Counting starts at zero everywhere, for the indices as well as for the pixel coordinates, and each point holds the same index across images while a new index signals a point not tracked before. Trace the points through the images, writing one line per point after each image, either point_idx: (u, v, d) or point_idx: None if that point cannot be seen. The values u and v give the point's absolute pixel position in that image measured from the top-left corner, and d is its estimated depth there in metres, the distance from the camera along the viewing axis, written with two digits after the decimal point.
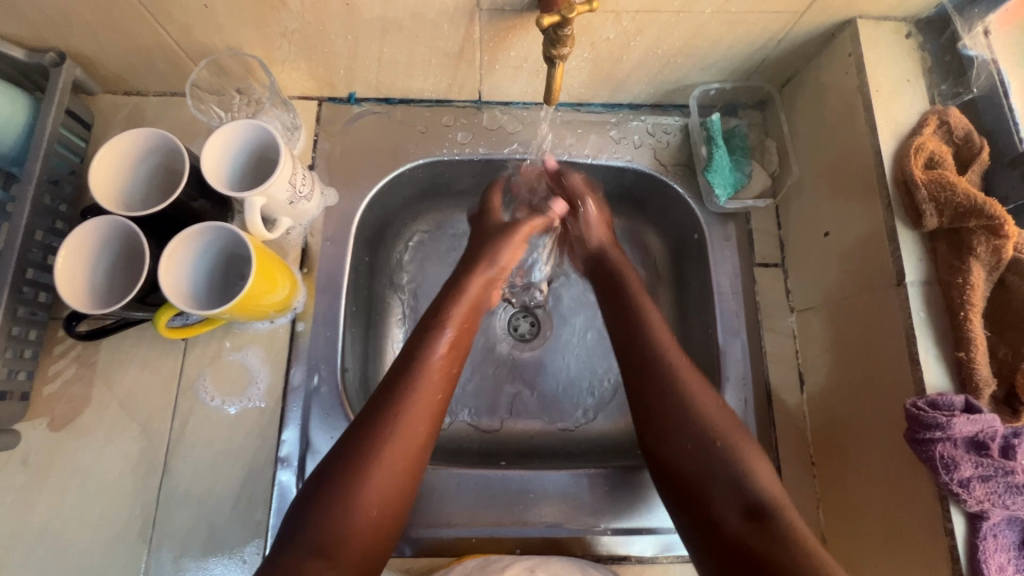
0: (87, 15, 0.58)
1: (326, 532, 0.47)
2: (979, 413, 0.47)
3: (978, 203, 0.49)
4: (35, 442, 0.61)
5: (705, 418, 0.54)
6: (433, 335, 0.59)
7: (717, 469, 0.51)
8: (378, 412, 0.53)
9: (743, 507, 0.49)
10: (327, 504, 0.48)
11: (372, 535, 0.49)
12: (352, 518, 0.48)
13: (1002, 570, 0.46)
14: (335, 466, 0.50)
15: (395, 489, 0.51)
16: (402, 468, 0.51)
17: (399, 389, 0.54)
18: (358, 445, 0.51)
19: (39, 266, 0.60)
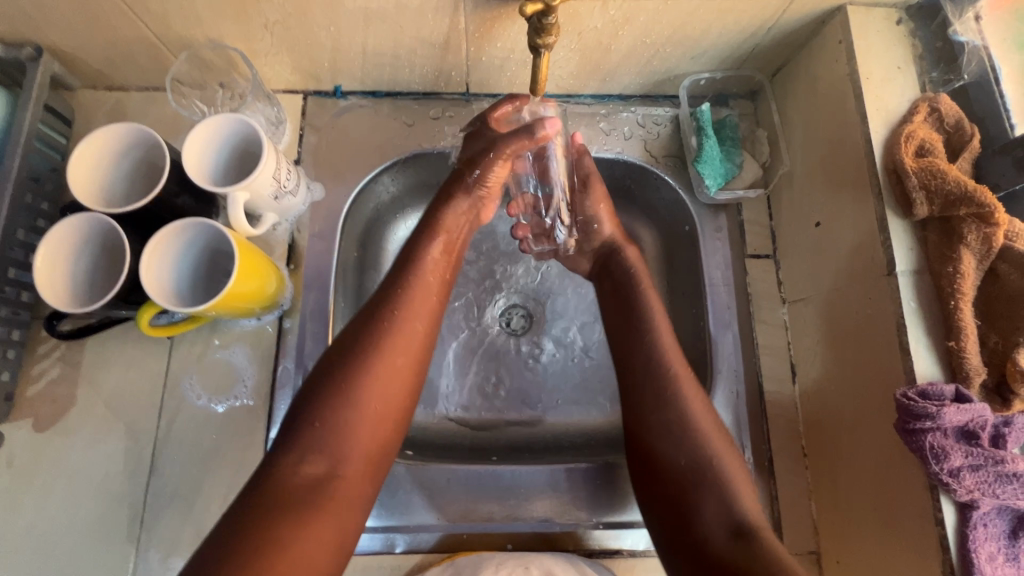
0: (64, 8, 0.57)
1: (328, 429, 0.48)
2: (969, 403, 0.47)
3: (968, 190, 0.49)
4: (20, 443, 0.61)
5: (702, 440, 0.53)
6: (426, 242, 0.59)
7: (703, 490, 0.51)
8: (377, 313, 0.53)
9: (730, 527, 0.48)
10: (326, 401, 0.48)
11: (378, 429, 0.50)
12: (353, 416, 0.48)
13: (991, 559, 0.46)
14: (335, 364, 0.50)
15: (395, 390, 0.51)
16: (401, 366, 0.52)
17: (397, 288, 0.55)
18: (356, 343, 0.51)
19: (20, 265, 0.59)
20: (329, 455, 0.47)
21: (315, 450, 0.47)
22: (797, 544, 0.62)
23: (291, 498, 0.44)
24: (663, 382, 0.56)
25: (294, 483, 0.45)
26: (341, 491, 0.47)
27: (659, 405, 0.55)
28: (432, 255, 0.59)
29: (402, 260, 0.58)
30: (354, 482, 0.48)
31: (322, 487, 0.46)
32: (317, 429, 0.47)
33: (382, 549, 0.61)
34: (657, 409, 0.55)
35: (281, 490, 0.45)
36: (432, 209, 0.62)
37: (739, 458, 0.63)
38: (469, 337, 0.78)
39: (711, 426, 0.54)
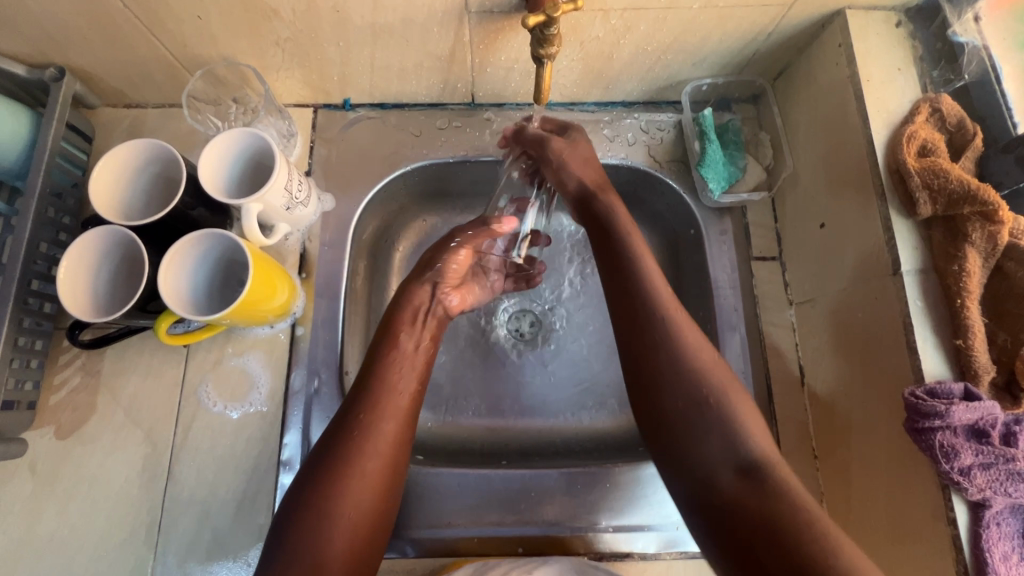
0: (86, 30, 0.59)
1: (303, 547, 0.45)
2: (978, 401, 0.47)
3: (971, 189, 0.49)
4: (43, 450, 0.62)
5: (699, 375, 0.49)
6: (390, 345, 0.58)
7: (702, 430, 0.48)
8: (348, 423, 0.52)
9: (736, 466, 0.45)
10: (299, 519, 0.46)
11: (356, 543, 0.48)
12: (329, 530, 0.47)
13: (1005, 559, 0.45)
14: (307, 477, 0.49)
15: (372, 498, 0.50)
16: (377, 470, 0.50)
17: (365, 396, 0.53)
18: (326, 459, 0.49)
19: (44, 277, 0.61)
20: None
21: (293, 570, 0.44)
22: None
23: None
24: (656, 317, 0.52)
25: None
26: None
27: (660, 341, 0.51)
28: (398, 357, 0.57)
29: (372, 361, 0.57)
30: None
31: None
32: (291, 550, 0.45)
33: (392, 554, 0.62)
34: (651, 350, 0.51)
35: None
36: (395, 312, 0.62)
37: None
38: (479, 341, 0.79)
39: (716, 371, 0.50)
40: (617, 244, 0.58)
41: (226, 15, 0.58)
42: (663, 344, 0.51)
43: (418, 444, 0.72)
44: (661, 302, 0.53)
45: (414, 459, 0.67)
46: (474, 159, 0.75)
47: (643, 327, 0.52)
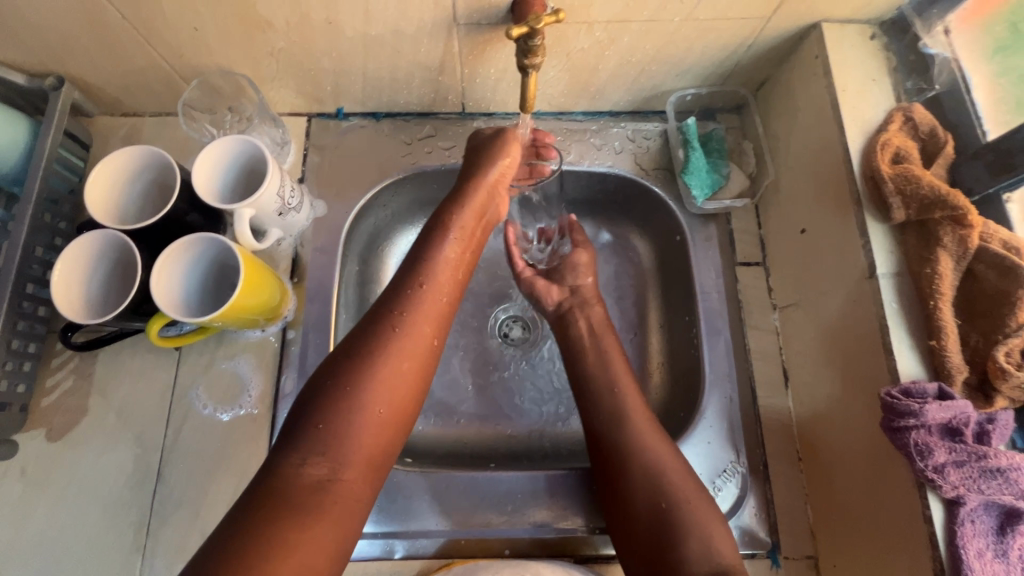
0: (85, 41, 0.61)
1: (331, 429, 0.48)
2: (951, 400, 0.48)
3: (941, 194, 0.51)
4: (34, 452, 0.63)
5: (670, 479, 0.55)
6: (436, 243, 0.60)
7: (678, 533, 0.52)
8: (385, 318, 0.54)
9: (710, 570, 0.49)
10: (331, 404, 0.48)
11: (381, 432, 0.50)
12: (357, 420, 0.49)
13: (980, 555, 0.46)
14: (339, 367, 0.51)
15: (402, 397, 0.51)
16: (410, 370, 0.52)
17: (404, 296, 0.56)
18: (360, 348, 0.52)
19: (39, 281, 0.63)
20: (332, 458, 0.47)
21: (317, 452, 0.47)
22: (795, 548, 0.62)
23: (293, 503, 0.44)
24: (627, 418, 0.60)
25: (296, 485, 0.45)
26: (342, 494, 0.46)
27: (630, 443, 0.58)
28: (444, 259, 0.59)
29: (414, 264, 0.58)
30: (355, 487, 0.48)
31: (322, 490, 0.46)
32: (321, 432, 0.47)
33: (380, 555, 0.62)
34: (621, 466, 0.57)
35: (284, 487, 0.45)
36: (443, 206, 0.63)
37: (734, 463, 0.64)
38: (470, 345, 0.80)
39: (683, 480, 0.55)
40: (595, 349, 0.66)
41: (222, 26, 0.60)
42: (633, 456, 0.57)
43: (409, 448, 0.72)
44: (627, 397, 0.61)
45: (403, 462, 0.68)
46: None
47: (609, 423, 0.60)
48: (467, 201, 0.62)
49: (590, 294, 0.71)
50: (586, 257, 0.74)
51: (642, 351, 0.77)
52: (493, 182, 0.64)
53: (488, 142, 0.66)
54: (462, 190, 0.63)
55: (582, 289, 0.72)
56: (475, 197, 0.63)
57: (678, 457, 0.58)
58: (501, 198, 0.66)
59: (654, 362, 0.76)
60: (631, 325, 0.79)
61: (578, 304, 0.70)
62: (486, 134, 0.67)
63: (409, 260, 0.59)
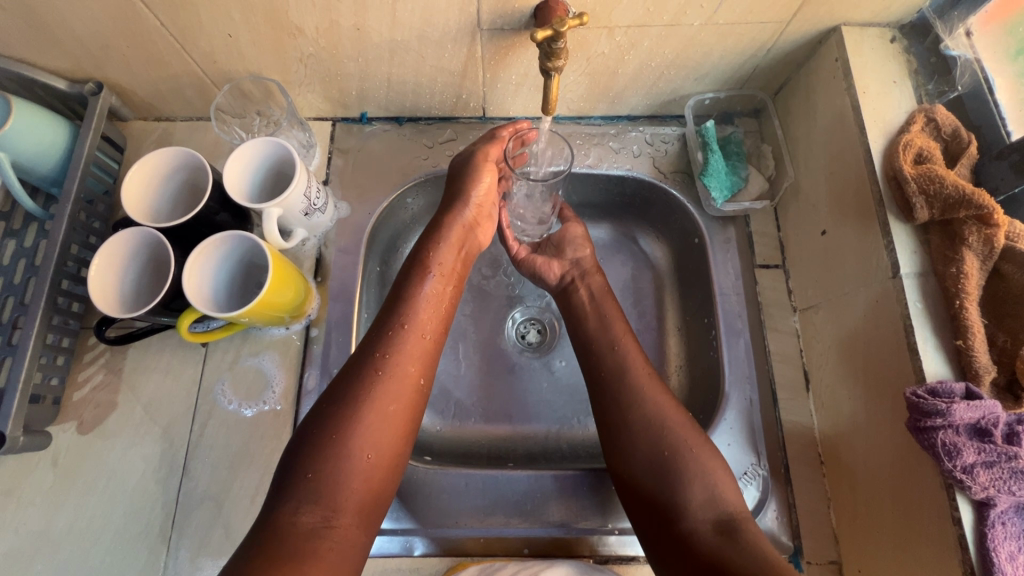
0: (124, 47, 0.64)
1: (322, 478, 0.49)
2: (979, 400, 0.47)
3: (966, 194, 0.50)
4: (65, 444, 0.65)
5: (671, 430, 0.56)
6: (417, 282, 0.62)
7: (681, 482, 0.54)
8: (369, 360, 0.55)
9: (714, 522, 0.51)
10: (319, 450, 0.50)
11: (372, 474, 0.51)
12: (346, 466, 0.50)
13: (1013, 559, 0.45)
14: (326, 411, 0.52)
15: (389, 438, 0.53)
16: (396, 410, 0.53)
17: (387, 336, 0.57)
18: (347, 393, 0.53)
19: (73, 277, 0.65)
20: (325, 506, 0.48)
21: (310, 501, 0.48)
22: (819, 553, 0.61)
23: (289, 552, 0.45)
24: (626, 381, 0.60)
25: (290, 534, 0.46)
26: (337, 542, 0.47)
27: (631, 405, 0.59)
28: (426, 297, 0.61)
29: (397, 303, 0.60)
30: (349, 533, 0.48)
31: (318, 536, 0.46)
32: (311, 480, 0.48)
33: (399, 552, 0.62)
34: (622, 420, 0.58)
35: (278, 537, 0.45)
36: (425, 243, 0.65)
37: (755, 465, 0.64)
38: (489, 346, 0.81)
39: (687, 429, 0.57)
40: (605, 330, 0.65)
41: (255, 33, 0.62)
42: (635, 408, 0.58)
43: (427, 447, 0.73)
44: (638, 371, 0.61)
45: (422, 459, 0.69)
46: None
47: (607, 392, 0.61)
48: (444, 240, 0.65)
49: (589, 264, 0.72)
50: (581, 231, 0.75)
51: (660, 353, 0.77)
52: (472, 215, 0.68)
53: (462, 169, 0.68)
54: (439, 228, 0.66)
55: (582, 260, 0.72)
56: (451, 233, 0.66)
57: (700, 435, 0.57)
58: (480, 234, 0.69)
59: (672, 365, 0.76)
60: (650, 327, 0.79)
61: (579, 275, 0.71)
62: (461, 159, 0.69)
63: (392, 298, 0.61)
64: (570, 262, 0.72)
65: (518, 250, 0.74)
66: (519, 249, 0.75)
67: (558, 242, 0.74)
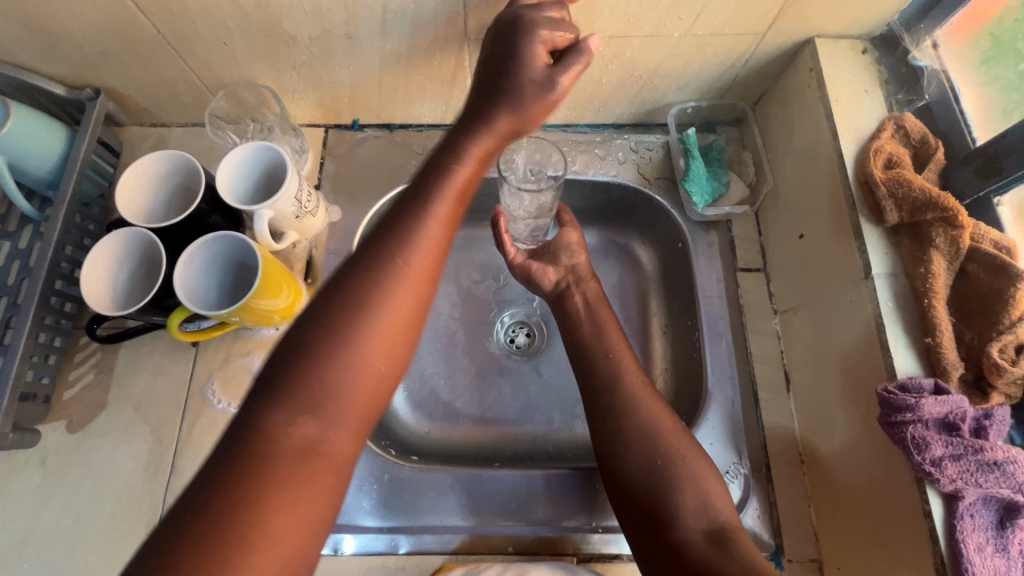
0: (123, 55, 0.66)
1: (322, 384, 0.43)
2: (947, 395, 0.48)
3: (932, 196, 0.53)
4: (54, 443, 0.65)
5: (665, 438, 0.57)
6: (439, 181, 0.54)
7: (672, 489, 0.55)
8: (376, 261, 0.49)
9: (706, 531, 0.52)
10: (321, 358, 0.44)
11: (374, 387, 0.46)
12: (348, 376, 0.44)
13: (980, 550, 0.46)
14: (325, 315, 0.45)
15: (394, 346, 0.47)
16: (401, 318, 0.48)
17: (399, 239, 0.50)
18: (350, 295, 0.46)
19: (66, 278, 0.66)
20: (321, 417, 0.43)
21: (305, 410, 0.42)
22: (799, 551, 0.62)
23: (278, 464, 0.40)
24: (616, 386, 0.62)
25: (280, 446, 0.40)
26: (332, 454, 0.43)
27: (624, 410, 0.60)
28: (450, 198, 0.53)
29: (403, 209, 0.52)
30: (345, 449, 0.44)
31: (311, 450, 0.41)
32: (313, 389, 0.43)
33: (384, 549, 0.63)
34: (616, 426, 0.59)
35: (266, 451, 0.40)
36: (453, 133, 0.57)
37: (736, 464, 0.65)
38: (477, 349, 0.82)
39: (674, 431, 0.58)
40: (596, 340, 0.66)
41: (250, 43, 0.64)
42: (629, 414, 0.59)
43: (415, 447, 0.75)
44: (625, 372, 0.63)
45: (409, 459, 0.70)
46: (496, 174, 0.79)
47: (597, 395, 0.62)
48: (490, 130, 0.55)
49: (585, 271, 0.73)
50: (576, 235, 0.75)
51: (645, 355, 0.79)
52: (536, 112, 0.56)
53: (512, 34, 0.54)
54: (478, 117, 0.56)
55: (576, 267, 0.73)
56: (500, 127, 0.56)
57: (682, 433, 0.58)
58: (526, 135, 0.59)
59: (657, 367, 0.78)
60: (636, 330, 0.80)
61: (574, 281, 0.72)
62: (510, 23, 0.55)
63: (409, 195, 0.53)
64: (565, 269, 0.73)
65: (516, 255, 0.74)
66: (516, 254, 0.74)
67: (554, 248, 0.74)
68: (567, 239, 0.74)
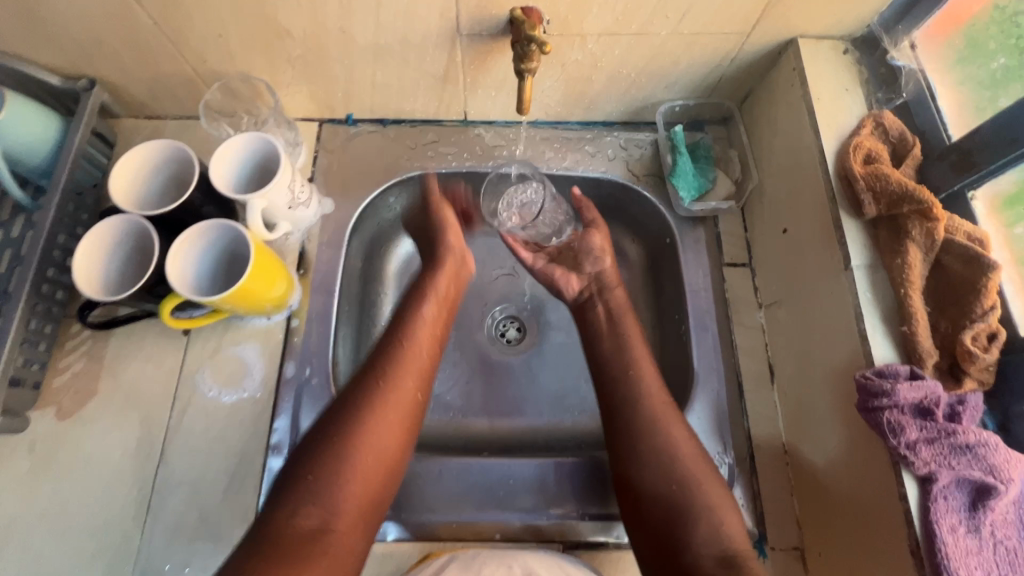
0: (118, 45, 0.66)
1: (320, 480, 0.53)
2: (922, 381, 0.50)
3: (908, 190, 0.54)
4: (43, 430, 0.65)
5: (682, 464, 0.58)
6: (414, 308, 0.67)
7: (687, 517, 0.55)
8: (369, 373, 0.60)
9: (718, 555, 0.53)
10: (323, 458, 0.54)
11: (368, 481, 0.55)
12: (345, 472, 0.54)
13: (953, 532, 0.46)
14: (326, 424, 0.56)
15: (385, 444, 0.57)
16: (398, 418, 0.58)
17: (385, 356, 0.61)
18: (346, 402, 0.58)
19: (58, 266, 0.67)
20: (323, 509, 0.52)
21: (306, 504, 0.52)
22: (782, 539, 0.63)
23: (285, 550, 0.49)
24: (634, 405, 0.62)
25: (287, 536, 0.50)
26: (332, 546, 0.51)
27: (640, 430, 0.61)
28: (421, 319, 0.66)
29: (388, 333, 0.64)
30: (347, 540, 0.52)
31: (313, 541, 0.50)
32: (309, 484, 0.52)
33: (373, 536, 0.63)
34: (632, 448, 0.60)
35: (276, 538, 0.49)
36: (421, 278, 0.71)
37: (721, 454, 0.66)
38: (468, 343, 0.83)
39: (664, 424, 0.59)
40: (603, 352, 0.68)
41: (245, 34, 0.65)
42: (644, 434, 0.60)
43: None
44: (622, 368, 0.66)
45: None
46: (515, 173, 0.78)
47: (610, 410, 0.64)
48: (438, 272, 0.71)
49: (610, 278, 0.74)
50: (600, 238, 0.75)
51: None
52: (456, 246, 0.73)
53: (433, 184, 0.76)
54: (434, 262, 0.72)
55: (601, 275, 0.74)
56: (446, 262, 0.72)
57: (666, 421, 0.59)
58: (468, 268, 0.75)
59: None
60: None
61: (597, 291, 0.73)
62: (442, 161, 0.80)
63: (393, 326, 0.66)
64: (588, 277, 0.75)
65: (531, 259, 0.77)
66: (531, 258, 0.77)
67: (576, 254, 0.76)
68: (590, 240, 0.75)
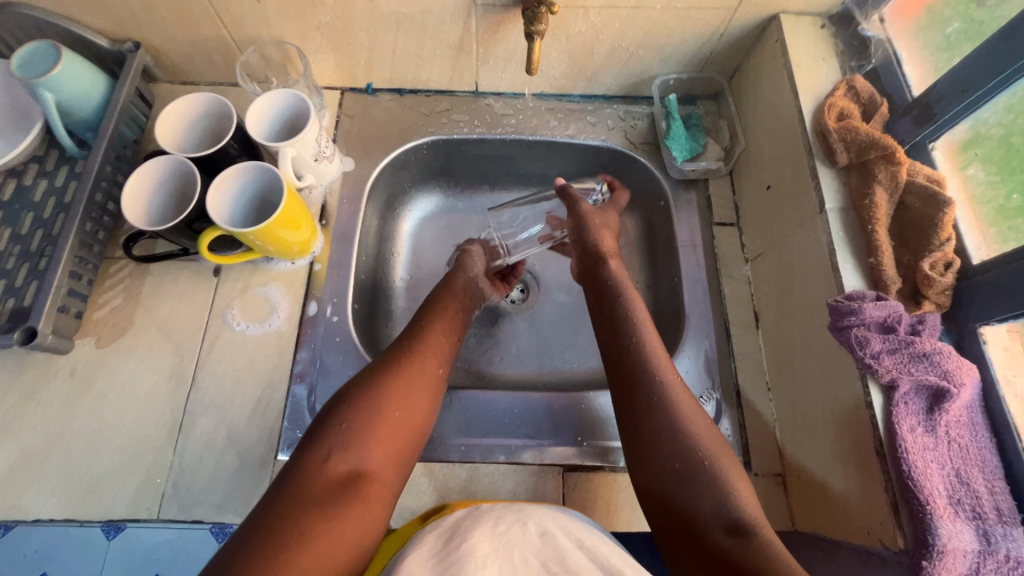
0: (164, 10, 0.73)
1: (351, 432, 0.55)
2: (886, 302, 0.56)
3: (875, 138, 0.61)
4: (83, 356, 0.71)
5: (691, 438, 0.58)
6: (434, 304, 0.72)
7: (695, 491, 0.55)
8: (394, 351, 0.64)
9: (726, 524, 0.52)
10: (354, 410, 0.57)
11: (395, 441, 0.58)
12: (372, 428, 0.56)
13: (913, 430, 0.52)
14: (356, 386, 0.60)
15: (410, 404, 0.60)
16: (419, 386, 0.62)
17: (410, 337, 0.66)
18: (374, 371, 0.62)
19: (101, 208, 0.73)
20: (352, 457, 0.54)
21: (337, 451, 0.54)
22: (765, 466, 0.68)
23: (316, 493, 0.51)
24: (643, 381, 0.62)
25: (318, 482, 0.52)
26: (363, 496, 0.52)
27: (645, 408, 0.61)
28: (442, 311, 0.71)
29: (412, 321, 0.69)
30: (375, 492, 0.54)
31: (344, 488, 0.52)
32: (340, 436, 0.55)
33: None
34: (637, 429, 0.60)
35: (309, 482, 0.51)
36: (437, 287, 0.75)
37: (709, 389, 0.72)
38: None
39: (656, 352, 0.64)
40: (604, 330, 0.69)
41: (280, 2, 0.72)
42: (648, 411, 0.60)
43: None
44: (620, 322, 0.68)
45: None
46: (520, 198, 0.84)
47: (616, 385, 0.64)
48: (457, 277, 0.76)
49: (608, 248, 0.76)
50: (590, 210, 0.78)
51: None
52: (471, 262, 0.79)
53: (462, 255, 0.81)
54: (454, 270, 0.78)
55: (601, 246, 0.76)
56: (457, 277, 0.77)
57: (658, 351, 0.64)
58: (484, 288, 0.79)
59: None
60: None
61: (592, 263, 0.76)
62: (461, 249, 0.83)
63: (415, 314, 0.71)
64: (583, 249, 0.77)
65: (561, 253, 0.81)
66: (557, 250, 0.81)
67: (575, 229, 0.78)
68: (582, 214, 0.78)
